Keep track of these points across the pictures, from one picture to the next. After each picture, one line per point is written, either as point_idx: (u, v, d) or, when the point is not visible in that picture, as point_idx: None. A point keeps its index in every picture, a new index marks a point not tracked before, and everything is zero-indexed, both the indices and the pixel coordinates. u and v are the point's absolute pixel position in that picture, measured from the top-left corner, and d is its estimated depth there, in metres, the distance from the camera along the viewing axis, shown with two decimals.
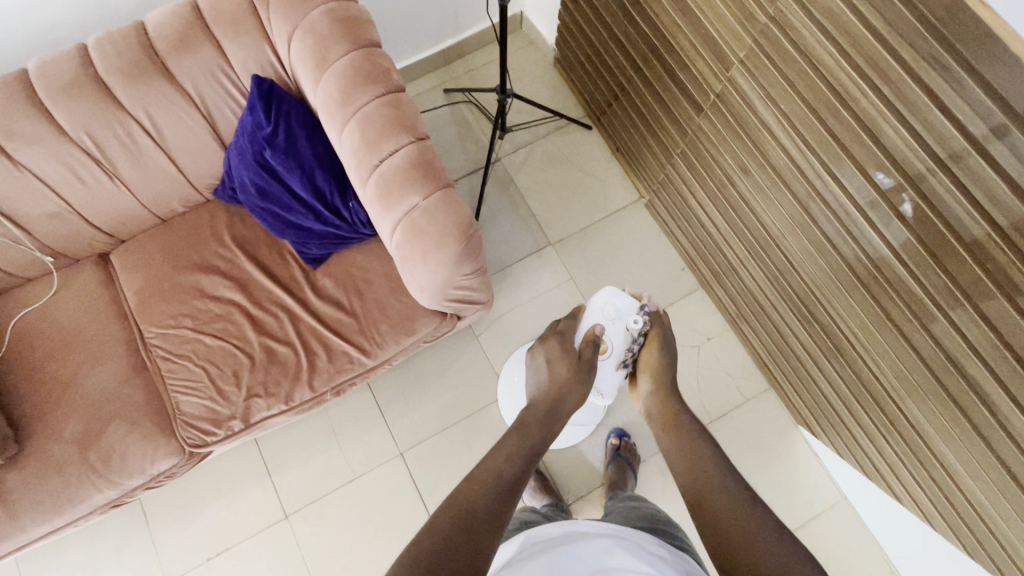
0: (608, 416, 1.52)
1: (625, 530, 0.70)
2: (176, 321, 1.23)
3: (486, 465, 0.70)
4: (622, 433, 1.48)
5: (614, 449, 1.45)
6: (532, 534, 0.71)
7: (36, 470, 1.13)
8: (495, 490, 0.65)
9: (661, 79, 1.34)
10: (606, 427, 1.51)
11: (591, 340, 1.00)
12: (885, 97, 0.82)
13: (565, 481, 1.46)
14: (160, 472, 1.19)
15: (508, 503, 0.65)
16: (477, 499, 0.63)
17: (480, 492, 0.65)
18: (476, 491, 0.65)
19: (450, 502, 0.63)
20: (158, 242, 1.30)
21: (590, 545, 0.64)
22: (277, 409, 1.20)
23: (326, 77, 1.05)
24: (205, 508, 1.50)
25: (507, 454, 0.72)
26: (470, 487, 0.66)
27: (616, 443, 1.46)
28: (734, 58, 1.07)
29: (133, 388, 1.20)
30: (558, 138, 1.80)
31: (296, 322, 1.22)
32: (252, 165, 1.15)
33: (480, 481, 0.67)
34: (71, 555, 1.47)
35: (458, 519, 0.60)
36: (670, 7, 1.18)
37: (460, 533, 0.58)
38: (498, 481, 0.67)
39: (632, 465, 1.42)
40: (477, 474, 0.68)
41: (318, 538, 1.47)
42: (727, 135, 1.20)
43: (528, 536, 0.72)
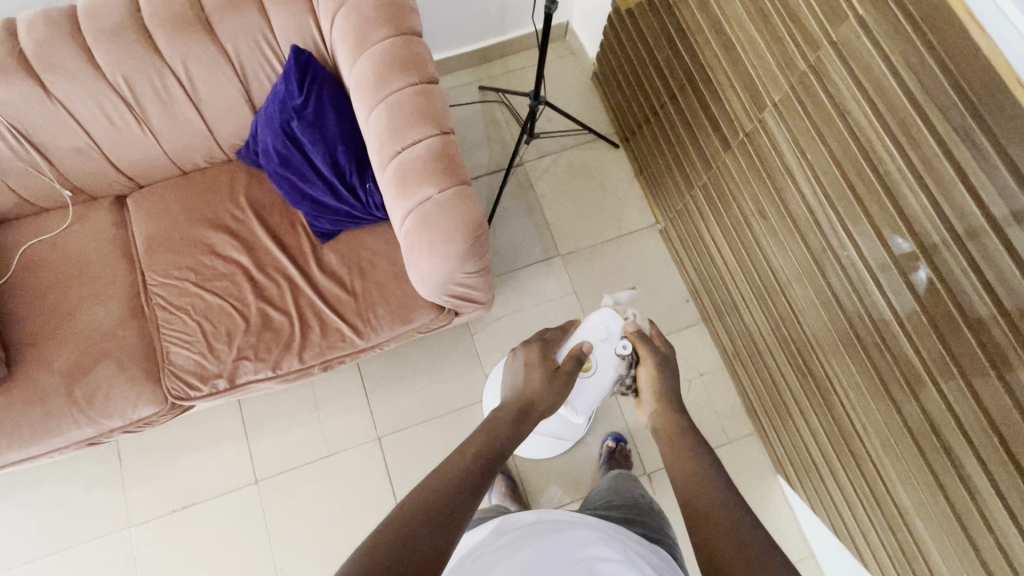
0: (602, 423, 1.53)
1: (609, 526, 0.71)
2: (180, 273, 1.24)
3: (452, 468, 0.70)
4: (618, 437, 1.49)
5: (609, 452, 1.46)
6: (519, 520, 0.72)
7: (21, 396, 1.15)
8: (459, 490, 0.65)
9: (694, 109, 1.34)
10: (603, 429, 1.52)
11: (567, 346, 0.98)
12: (912, 164, 0.82)
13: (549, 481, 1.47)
14: (139, 418, 1.20)
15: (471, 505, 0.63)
16: (439, 500, 0.62)
17: (439, 494, 0.63)
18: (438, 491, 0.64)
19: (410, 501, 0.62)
20: (176, 192, 1.31)
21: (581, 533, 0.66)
22: (263, 375, 1.20)
23: (363, 57, 1.06)
24: (179, 461, 1.51)
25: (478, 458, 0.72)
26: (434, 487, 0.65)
27: (612, 446, 1.46)
28: (769, 103, 1.07)
29: (127, 331, 1.22)
30: (583, 151, 1.80)
31: (296, 292, 1.23)
32: (277, 132, 1.16)
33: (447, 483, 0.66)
34: (42, 485, 1.48)
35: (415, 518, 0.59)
36: (712, 42, 1.18)
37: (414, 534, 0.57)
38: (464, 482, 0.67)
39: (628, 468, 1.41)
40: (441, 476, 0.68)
41: (283, 508, 1.48)
42: (750, 174, 1.19)
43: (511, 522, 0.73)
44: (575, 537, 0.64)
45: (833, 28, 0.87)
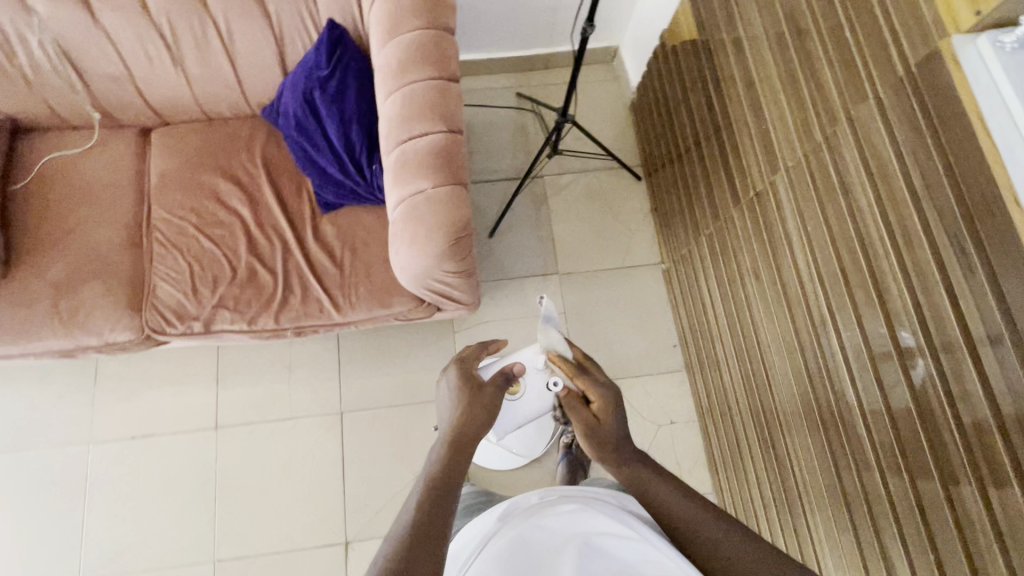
0: None
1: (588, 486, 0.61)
2: (183, 213, 1.28)
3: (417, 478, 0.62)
4: None
5: (566, 447, 1.48)
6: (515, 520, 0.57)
7: (11, 297, 1.20)
8: (431, 509, 0.57)
9: (714, 158, 1.32)
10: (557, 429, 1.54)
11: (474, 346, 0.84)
12: (902, 259, 0.79)
13: (514, 489, 1.49)
14: (114, 342, 1.24)
15: (443, 525, 0.55)
16: (411, 528, 0.54)
17: (410, 522, 0.55)
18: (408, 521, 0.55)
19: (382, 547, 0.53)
20: (196, 136, 1.35)
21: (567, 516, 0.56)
22: (238, 327, 1.23)
23: (392, 43, 1.09)
24: (149, 391, 1.55)
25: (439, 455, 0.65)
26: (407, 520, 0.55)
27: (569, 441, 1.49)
28: (782, 168, 1.05)
29: (122, 258, 1.26)
30: (604, 177, 1.79)
31: (286, 255, 1.26)
32: (300, 99, 1.20)
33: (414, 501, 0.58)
34: (19, 385, 1.55)
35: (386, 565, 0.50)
36: (741, 96, 1.16)
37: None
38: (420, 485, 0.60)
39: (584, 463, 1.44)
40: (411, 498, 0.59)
41: (235, 460, 1.51)
42: (753, 235, 1.17)
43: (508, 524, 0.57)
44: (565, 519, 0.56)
45: (852, 106, 0.85)
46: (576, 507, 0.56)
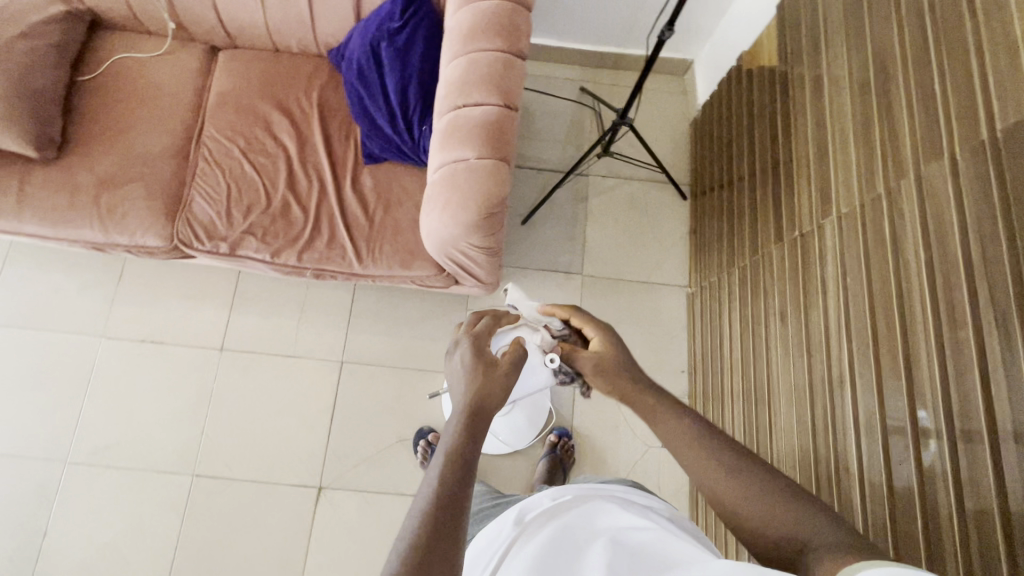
0: (553, 416, 1.54)
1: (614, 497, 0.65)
2: (232, 135, 1.31)
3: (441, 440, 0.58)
4: (563, 433, 1.50)
5: (550, 446, 1.48)
6: (530, 520, 0.61)
7: (58, 181, 1.24)
8: (455, 486, 0.54)
9: (765, 191, 1.28)
10: (547, 425, 1.53)
11: (487, 315, 0.75)
12: (939, 330, 0.75)
13: (491, 474, 1.50)
14: (143, 245, 1.27)
15: (464, 504, 0.53)
16: (433, 507, 0.52)
17: (432, 500, 0.52)
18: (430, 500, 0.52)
19: (409, 527, 0.51)
20: (261, 63, 1.37)
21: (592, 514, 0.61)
22: (261, 257, 1.25)
23: (467, 7, 1.07)
24: (166, 300, 1.60)
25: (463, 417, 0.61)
26: (430, 498, 0.52)
27: (554, 440, 1.48)
28: (833, 214, 1.01)
29: (166, 166, 1.29)
30: (649, 189, 1.76)
31: (321, 197, 1.27)
32: (366, 46, 1.20)
33: (439, 474, 0.54)
34: (49, 267, 1.61)
35: (413, 551, 0.49)
36: (808, 133, 1.12)
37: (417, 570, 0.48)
38: (449, 452, 0.56)
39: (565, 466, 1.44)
40: (436, 468, 0.55)
41: (233, 384, 1.55)
42: (788, 276, 1.14)
43: (526, 526, 0.61)
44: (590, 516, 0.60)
45: (924, 163, 0.80)
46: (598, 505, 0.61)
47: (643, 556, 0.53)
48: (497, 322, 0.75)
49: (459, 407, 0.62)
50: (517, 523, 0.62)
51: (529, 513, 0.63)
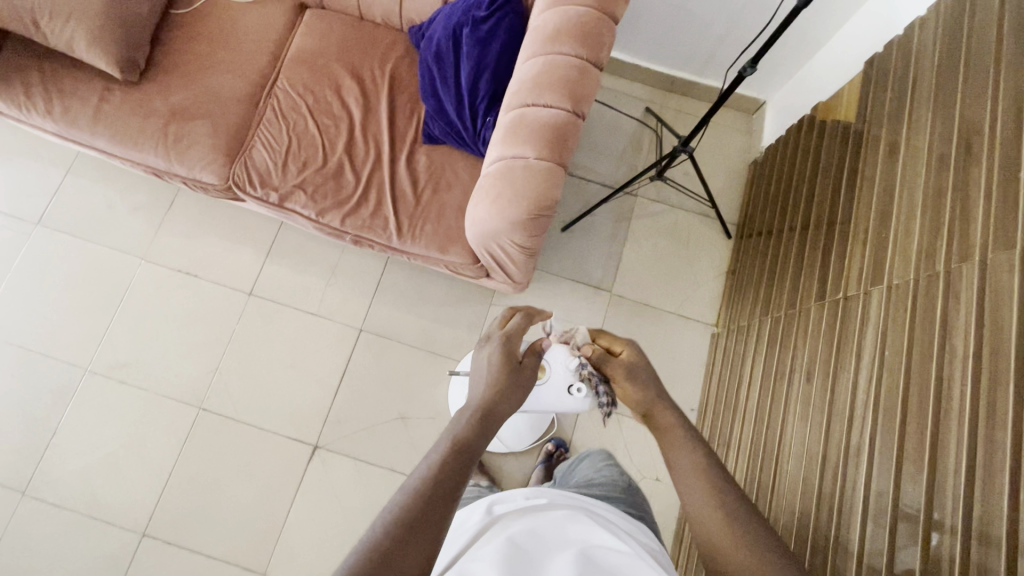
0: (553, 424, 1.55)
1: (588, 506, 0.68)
2: (303, 91, 1.34)
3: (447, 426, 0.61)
4: (560, 443, 1.51)
5: (546, 453, 1.49)
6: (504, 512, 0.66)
7: (134, 104, 1.30)
8: (453, 467, 0.55)
9: (815, 246, 1.26)
10: (546, 434, 1.54)
11: (520, 312, 0.76)
12: (974, 422, 0.72)
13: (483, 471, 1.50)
14: (199, 180, 1.32)
15: (458, 485, 0.54)
16: (427, 482, 0.53)
17: (427, 475, 0.54)
18: (427, 474, 0.54)
19: (399, 493, 0.52)
20: (343, 27, 1.40)
21: (564, 519, 0.63)
22: (307, 212, 1.28)
23: (555, 8, 1.08)
24: (208, 236, 1.65)
25: (472, 411, 0.62)
26: (425, 472, 0.54)
27: (551, 449, 1.49)
28: (884, 285, 0.98)
29: (235, 109, 1.33)
30: (695, 222, 1.73)
31: (375, 167, 1.29)
32: (449, 29, 1.22)
33: (439, 455, 0.56)
34: (108, 183, 1.67)
35: (399, 515, 0.50)
36: (873, 198, 1.08)
37: (400, 536, 0.49)
38: (454, 438, 0.58)
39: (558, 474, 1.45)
40: (438, 449, 0.57)
41: (253, 329, 1.59)
42: (823, 335, 1.11)
43: (499, 516, 0.66)
44: (564, 521, 0.63)
45: (992, 249, 0.77)
46: (573, 514, 0.63)
47: (609, 569, 0.56)
48: (529, 320, 0.76)
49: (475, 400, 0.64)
50: (492, 513, 0.67)
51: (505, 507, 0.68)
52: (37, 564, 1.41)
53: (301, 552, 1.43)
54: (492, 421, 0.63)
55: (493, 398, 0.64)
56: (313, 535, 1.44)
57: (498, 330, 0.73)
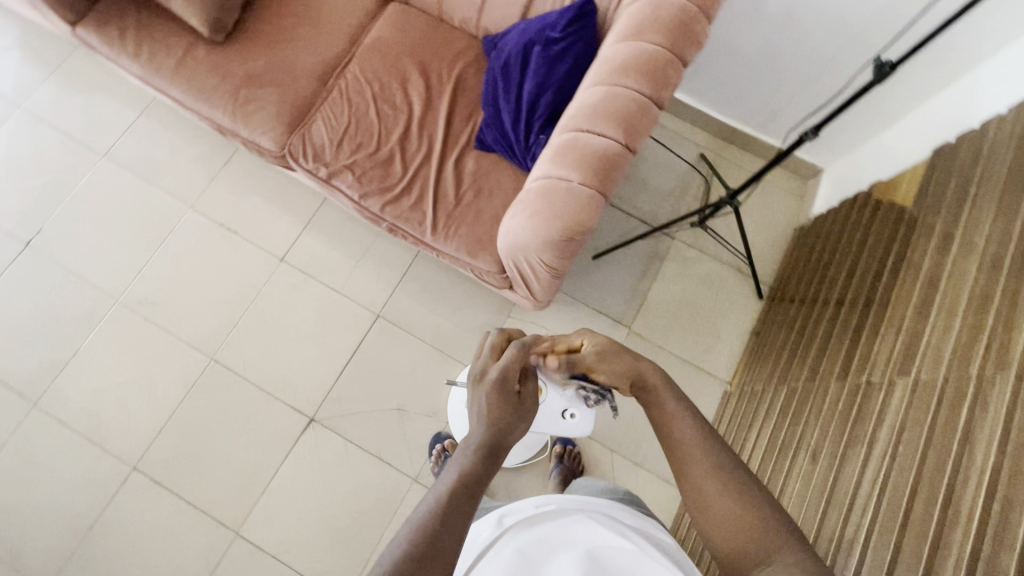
0: None
1: (592, 506, 0.68)
2: (370, 78, 1.39)
3: (450, 462, 0.62)
4: (567, 442, 1.50)
5: (557, 455, 1.48)
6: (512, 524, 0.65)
7: (215, 63, 1.37)
8: (464, 494, 0.58)
9: (846, 324, 1.22)
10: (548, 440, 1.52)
11: (517, 344, 0.72)
12: (982, 538, 0.69)
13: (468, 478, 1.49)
14: (257, 144, 1.37)
15: (463, 523, 0.55)
16: (433, 517, 0.55)
17: (433, 510, 0.55)
18: (432, 508, 0.55)
19: (406, 529, 0.53)
20: (421, 25, 1.45)
21: (572, 530, 0.63)
22: (351, 193, 1.32)
23: (627, 41, 1.09)
24: (255, 197, 1.71)
25: (474, 446, 0.64)
26: (431, 508, 0.56)
27: (561, 450, 1.48)
28: (910, 377, 0.94)
29: (305, 84, 1.39)
30: (728, 275, 1.70)
31: (423, 162, 1.32)
32: (521, 44, 1.24)
33: (444, 490, 0.58)
34: (175, 131, 1.76)
35: (407, 553, 0.51)
36: (916, 287, 1.05)
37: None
38: (458, 475, 0.60)
39: (574, 474, 1.45)
40: (442, 485, 0.59)
41: (278, 294, 1.63)
42: (838, 416, 1.08)
43: (505, 529, 0.65)
44: (573, 533, 0.62)
45: None
46: (580, 524, 0.63)
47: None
48: (525, 350, 0.73)
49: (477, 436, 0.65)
50: (499, 525, 0.66)
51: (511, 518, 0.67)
52: (32, 474, 1.47)
53: (277, 518, 1.45)
54: (494, 455, 0.64)
55: (494, 432, 0.65)
56: (292, 505, 1.46)
57: (492, 366, 0.72)
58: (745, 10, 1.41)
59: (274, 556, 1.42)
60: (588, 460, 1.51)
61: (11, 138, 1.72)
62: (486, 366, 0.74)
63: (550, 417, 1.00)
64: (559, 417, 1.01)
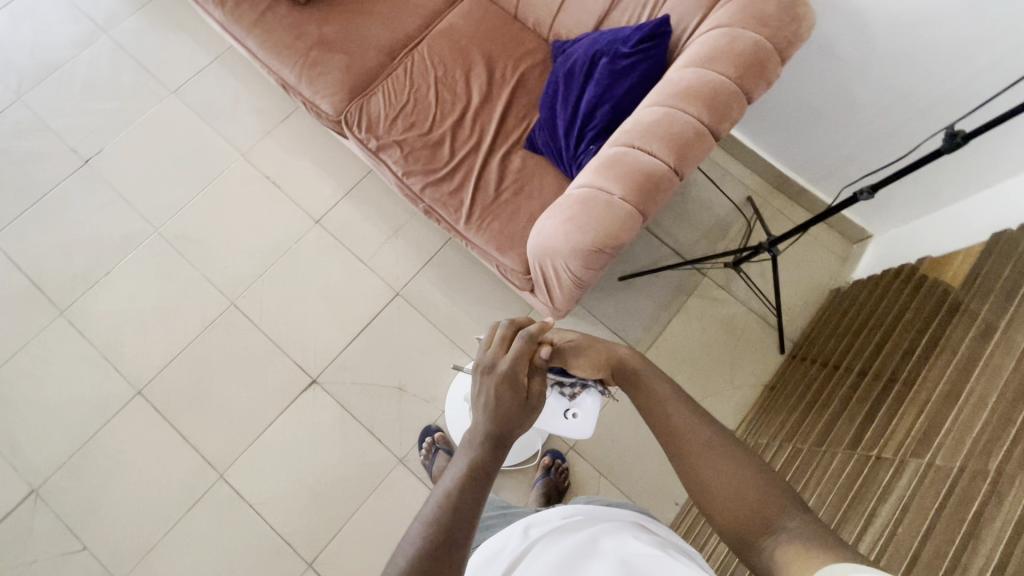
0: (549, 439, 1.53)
1: (621, 517, 0.63)
2: (436, 62, 1.41)
3: (456, 455, 0.61)
4: (555, 455, 1.49)
5: (545, 467, 1.46)
6: (539, 537, 0.61)
7: (295, 23, 1.43)
8: (472, 490, 0.57)
9: (868, 394, 1.18)
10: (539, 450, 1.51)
11: (523, 334, 0.69)
12: None
13: None
14: (318, 105, 1.41)
15: (472, 518, 0.55)
16: (443, 514, 0.54)
17: (443, 507, 0.55)
18: (443, 506, 0.54)
19: (417, 527, 0.53)
20: (495, 20, 1.47)
21: (597, 535, 0.58)
22: (395, 169, 1.34)
23: (695, 67, 1.09)
24: (303, 157, 1.76)
25: (479, 438, 0.62)
26: (439, 504, 0.55)
27: (549, 462, 1.47)
28: (924, 459, 0.90)
29: (373, 57, 1.42)
30: (753, 322, 1.66)
31: (471, 152, 1.33)
32: (589, 54, 1.25)
33: (452, 485, 0.57)
34: (242, 81, 1.82)
35: (418, 552, 0.51)
36: (948, 369, 1.01)
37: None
38: (465, 468, 0.59)
39: (560, 488, 1.43)
40: (450, 480, 0.58)
41: (306, 253, 1.67)
42: (841, 486, 1.04)
43: (531, 540, 0.61)
44: (598, 539, 0.58)
45: None
46: (606, 531, 0.59)
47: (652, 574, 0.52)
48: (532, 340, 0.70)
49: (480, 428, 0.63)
50: (524, 537, 0.62)
51: (537, 529, 0.62)
52: (45, 378, 1.53)
53: (261, 469, 1.47)
54: (501, 445, 0.62)
55: (499, 422, 0.63)
56: (278, 459, 1.48)
57: (501, 358, 0.69)
58: (820, 60, 1.39)
59: (252, 505, 1.44)
60: (574, 479, 1.48)
61: (93, 61, 1.81)
62: (496, 358, 0.69)
63: (552, 415, 1.05)
64: (560, 415, 1.05)
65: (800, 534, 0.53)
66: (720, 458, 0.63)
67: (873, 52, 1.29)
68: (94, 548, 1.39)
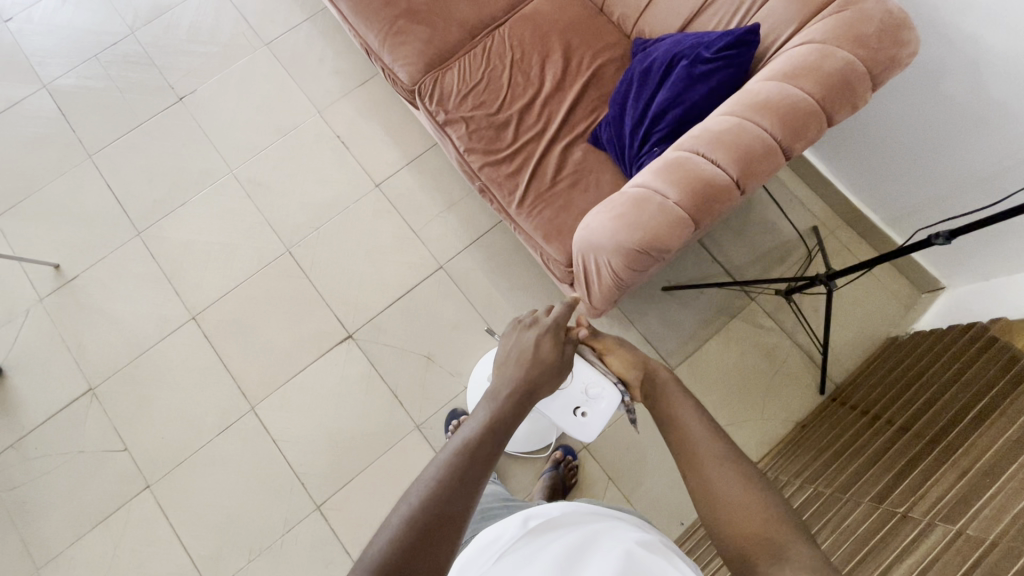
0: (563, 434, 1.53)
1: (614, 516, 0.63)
2: (515, 45, 1.42)
3: (476, 411, 0.64)
4: (567, 451, 1.49)
5: (555, 461, 1.46)
6: (539, 528, 0.59)
7: None
8: (489, 442, 0.59)
9: (907, 448, 1.12)
10: (553, 442, 1.51)
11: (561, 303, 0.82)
12: None
13: None
14: (396, 73, 1.46)
15: (489, 462, 0.58)
16: (460, 458, 0.57)
17: (459, 453, 0.57)
18: (458, 451, 0.57)
19: (434, 469, 0.56)
20: (581, 11, 1.46)
21: (597, 528, 0.57)
22: (458, 144, 1.37)
23: (778, 81, 1.04)
24: (374, 123, 1.82)
25: (498, 396, 0.66)
26: (457, 450, 0.58)
27: (559, 457, 1.46)
28: (953, 526, 0.85)
29: (455, 33, 1.45)
30: (796, 357, 1.59)
31: (534, 138, 1.34)
32: (670, 55, 1.23)
33: (472, 435, 0.60)
34: (330, 42, 1.90)
35: (432, 491, 0.53)
36: (1001, 437, 0.94)
37: (435, 514, 0.52)
38: (485, 420, 0.62)
39: (566, 484, 1.43)
40: (469, 430, 0.61)
41: (362, 214, 1.73)
42: (859, 535, 1.00)
43: (530, 530, 0.58)
44: (597, 530, 0.57)
45: None
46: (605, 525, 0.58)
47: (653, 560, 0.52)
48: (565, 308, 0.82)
49: (501, 394, 0.66)
50: (522, 526, 0.59)
51: (536, 521, 0.60)
52: (113, 291, 1.67)
53: (290, 408, 1.55)
54: (518, 407, 0.66)
55: (522, 386, 0.68)
56: (307, 403, 1.56)
57: (543, 317, 0.80)
58: (918, 91, 1.30)
59: (275, 441, 1.52)
60: (582, 478, 1.48)
61: (200, 7, 1.94)
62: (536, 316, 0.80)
63: (562, 411, 1.01)
64: (573, 412, 1.01)
65: (791, 553, 0.55)
66: (725, 481, 0.62)
67: (979, 92, 1.20)
68: (133, 451, 1.52)
